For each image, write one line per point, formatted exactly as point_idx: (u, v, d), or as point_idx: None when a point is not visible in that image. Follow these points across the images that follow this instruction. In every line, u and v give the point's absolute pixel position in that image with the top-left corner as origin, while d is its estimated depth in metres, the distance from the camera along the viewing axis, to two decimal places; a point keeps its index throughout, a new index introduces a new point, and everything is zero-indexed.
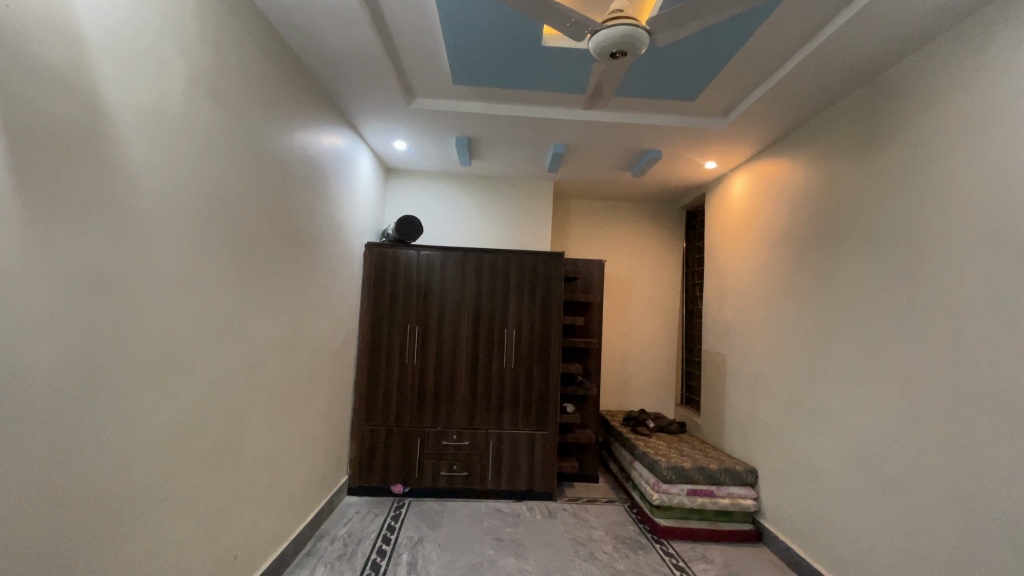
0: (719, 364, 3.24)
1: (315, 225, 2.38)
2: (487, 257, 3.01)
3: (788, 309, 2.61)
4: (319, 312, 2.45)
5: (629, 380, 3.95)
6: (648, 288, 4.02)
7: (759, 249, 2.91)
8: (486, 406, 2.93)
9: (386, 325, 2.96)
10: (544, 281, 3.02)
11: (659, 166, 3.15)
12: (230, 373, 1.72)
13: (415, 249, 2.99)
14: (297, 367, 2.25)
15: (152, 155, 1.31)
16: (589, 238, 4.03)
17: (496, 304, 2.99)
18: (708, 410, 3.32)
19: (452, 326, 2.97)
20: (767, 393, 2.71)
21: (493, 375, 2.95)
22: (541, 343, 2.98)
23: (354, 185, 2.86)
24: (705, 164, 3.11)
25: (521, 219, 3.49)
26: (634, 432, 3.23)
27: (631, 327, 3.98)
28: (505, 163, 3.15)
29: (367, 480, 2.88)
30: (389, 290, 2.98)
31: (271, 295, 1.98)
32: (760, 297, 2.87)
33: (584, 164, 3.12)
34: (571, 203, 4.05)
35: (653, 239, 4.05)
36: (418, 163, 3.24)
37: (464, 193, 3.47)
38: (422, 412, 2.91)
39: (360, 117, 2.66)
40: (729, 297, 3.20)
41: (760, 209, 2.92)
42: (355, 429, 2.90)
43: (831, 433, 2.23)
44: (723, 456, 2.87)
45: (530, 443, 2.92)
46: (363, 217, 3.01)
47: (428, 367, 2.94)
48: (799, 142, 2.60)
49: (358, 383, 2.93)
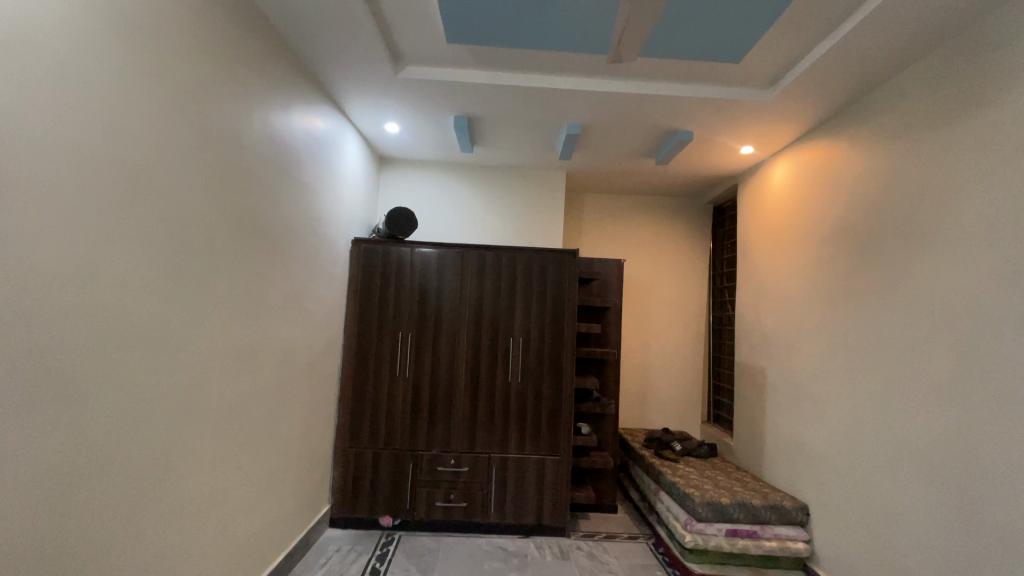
0: (756, 378, 2.84)
1: (284, 215, 2.03)
2: (490, 255, 2.63)
3: (845, 316, 2.21)
4: (290, 318, 2.09)
5: (650, 394, 3.55)
6: (671, 292, 3.62)
7: (807, 246, 2.50)
8: (489, 427, 2.54)
9: (375, 333, 2.59)
10: (555, 282, 2.63)
11: (687, 151, 2.76)
12: (157, 392, 1.37)
13: (410, 246, 2.63)
14: (260, 382, 1.90)
15: (7, 96, 0.95)
16: (606, 236, 3.63)
17: (500, 308, 2.61)
18: (744, 430, 2.90)
19: (451, 334, 2.60)
20: (819, 415, 2.30)
21: (498, 390, 2.56)
22: (552, 354, 2.59)
23: (339, 173, 2.50)
24: (741, 149, 2.72)
25: (529, 214, 3.11)
26: (659, 456, 2.82)
27: (653, 335, 3.59)
28: (511, 149, 2.78)
29: (352, 511, 2.51)
30: (380, 293, 2.61)
31: (219, 297, 1.63)
32: (808, 302, 2.46)
33: (600, 149, 2.74)
34: (585, 198, 3.66)
35: (676, 238, 3.65)
36: (415, 150, 2.89)
37: (466, 185, 3.10)
38: (416, 434, 2.53)
39: (344, 92, 2.30)
40: (768, 302, 2.80)
41: (808, 199, 2.51)
42: (338, 452, 2.53)
43: (903, 467, 1.82)
44: (765, 487, 2.45)
45: (539, 469, 2.52)
46: (350, 209, 2.65)
47: (422, 382, 2.56)
48: (857, 117, 2.21)
49: (342, 399, 2.56)
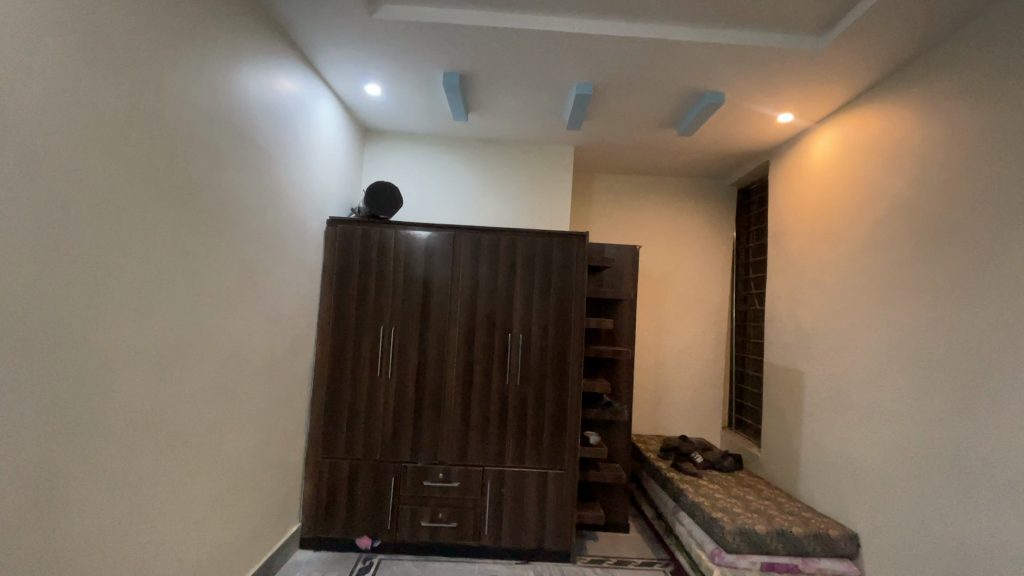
0: (789, 381, 2.49)
1: (233, 185, 1.69)
2: (487, 238, 2.28)
3: (904, 311, 1.85)
4: (242, 307, 1.76)
5: (664, 397, 3.21)
6: (690, 284, 3.26)
7: (857, 229, 2.13)
8: (483, 437, 2.21)
9: (353, 327, 2.25)
10: (561, 270, 2.27)
11: (714, 120, 2.40)
12: (33, 403, 1.03)
13: (394, 228, 2.28)
14: (201, 384, 1.57)
15: None
16: (618, 221, 3.28)
17: (497, 300, 2.26)
18: (775, 440, 2.56)
19: (440, 329, 2.25)
20: (871, 427, 1.95)
21: (493, 395, 2.23)
22: (556, 353, 2.25)
23: (310, 142, 2.16)
24: (779, 118, 2.35)
25: (531, 195, 2.76)
26: (678, 470, 2.47)
27: (669, 332, 3.24)
28: (511, 117, 2.42)
29: (326, 530, 2.19)
30: (359, 280, 2.27)
31: (134, 277, 1.29)
32: (857, 294, 2.10)
33: (614, 116, 2.38)
34: (596, 178, 3.30)
35: (696, 224, 3.29)
36: (403, 120, 2.54)
37: (461, 161, 2.75)
38: (399, 443, 2.20)
39: (314, 44, 1.96)
40: (805, 295, 2.44)
41: (859, 173, 2.14)
42: (311, 461, 2.21)
43: (984, 495, 1.48)
44: (803, 511, 2.10)
45: (540, 485, 2.19)
46: (325, 184, 2.31)
47: (407, 384, 2.23)
48: (924, 72, 1.83)
49: (315, 402, 2.23)
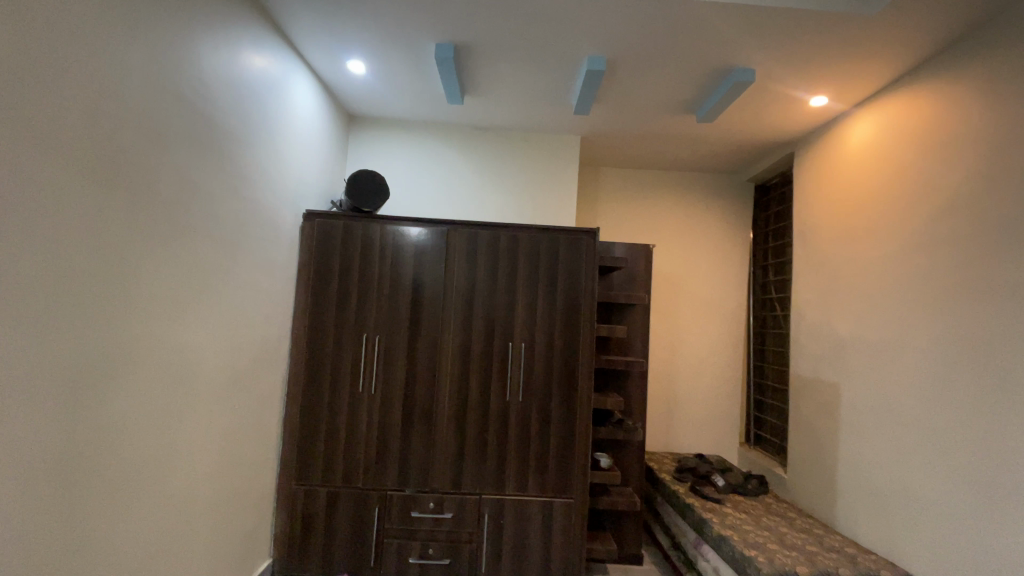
0: (821, 395, 2.24)
1: (185, 168, 1.42)
2: (485, 235, 2.02)
3: (963, 317, 1.60)
4: (193, 315, 1.47)
5: (677, 410, 2.96)
6: (704, 287, 3.02)
7: (901, 224, 1.89)
8: (479, 462, 1.94)
9: (332, 336, 1.98)
10: (568, 271, 2.02)
11: (740, 103, 2.16)
12: None
13: (380, 223, 2.02)
14: (137, 409, 1.28)
15: None
16: (627, 219, 3.02)
17: (497, 304, 2.00)
18: (804, 460, 2.30)
19: (431, 338, 1.99)
20: (923, 450, 1.70)
21: (492, 412, 1.96)
22: (563, 365, 1.99)
23: (282, 125, 1.89)
24: (811, 101, 2.11)
25: (533, 188, 2.51)
26: (697, 495, 2.21)
27: (682, 339, 2.99)
28: (513, 99, 2.17)
29: (300, 567, 1.91)
30: (339, 282, 2.00)
31: (38, 275, 1.00)
32: (903, 298, 1.85)
33: (627, 98, 2.13)
34: (602, 172, 3.05)
35: (710, 222, 3.04)
36: (391, 104, 2.29)
37: (456, 151, 2.49)
38: (384, 468, 1.93)
39: (286, 11, 1.70)
40: (839, 299, 2.19)
41: (903, 161, 1.90)
42: (283, 489, 1.93)
43: None
44: (847, 547, 1.85)
45: (545, 516, 1.92)
46: (301, 173, 2.04)
47: (394, 401, 1.96)
48: (986, 44, 1.59)
49: (289, 420, 1.95)
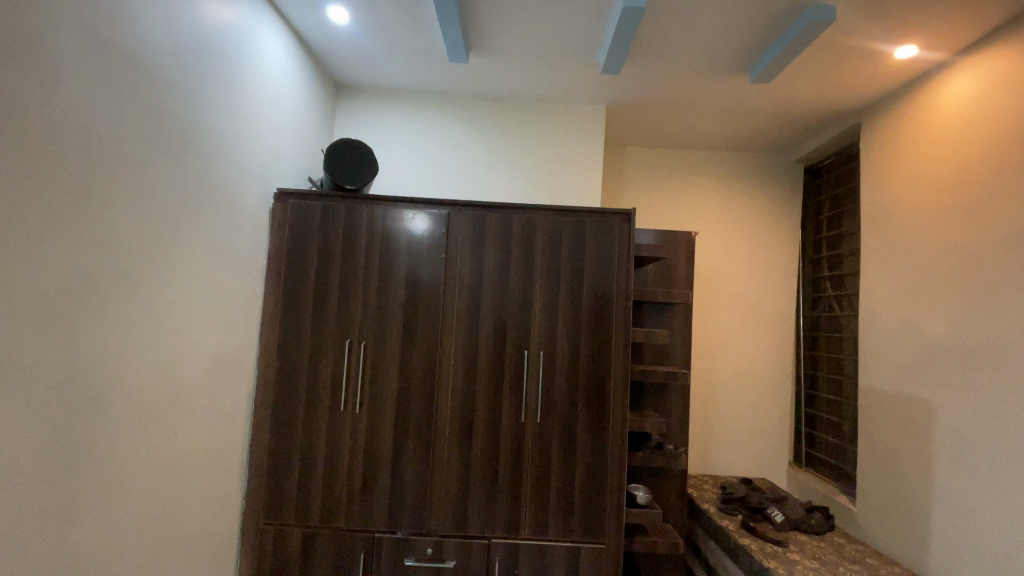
0: (903, 413, 1.84)
1: (105, 128, 1.08)
2: (495, 218, 1.66)
3: None
4: (115, 313, 1.11)
5: (715, 425, 2.57)
6: (746, 283, 2.63)
7: (1016, 199, 1.48)
8: (488, 499, 1.58)
9: (308, 342, 1.63)
10: (597, 263, 1.65)
11: (807, 58, 1.77)
12: None
13: (368, 204, 1.67)
14: (15, 443, 0.91)
15: None
16: (659, 206, 2.64)
17: (509, 303, 1.64)
18: (882, 491, 1.91)
19: (429, 346, 1.63)
20: None
21: (504, 437, 1.60)
22: (590, 378, 1.62)
23: (248, 84, 1.54)
24: (896, 54, 1.72)
25: (551, 167, 2.15)
26: (753, 535, 1.83)
27: (722, 344, 2.61)
28: (527, 54, 1.81)
29: None
30: (317, 275, 1.64)
31: None
32: (1021, 293, 1.44)
33: (667, 50, 1.76)
34: (628, 153, 2.68)
35: (753, 209, 2.66)
36: (384, 66, 1.94)
37: (460, 124, 2.14)
38: (372, 505, 1.58)
39: None
40: (925, 296, 1.79)
41: (1016, 121, 1.49)
42: (249, 529, 1.58)
43: None
44: None
45: (570, 566, 1.56)
46: (272, 146, 1.69)
47: (384, 423, 1.60)
48: None
49: (256, 445, 1.60)
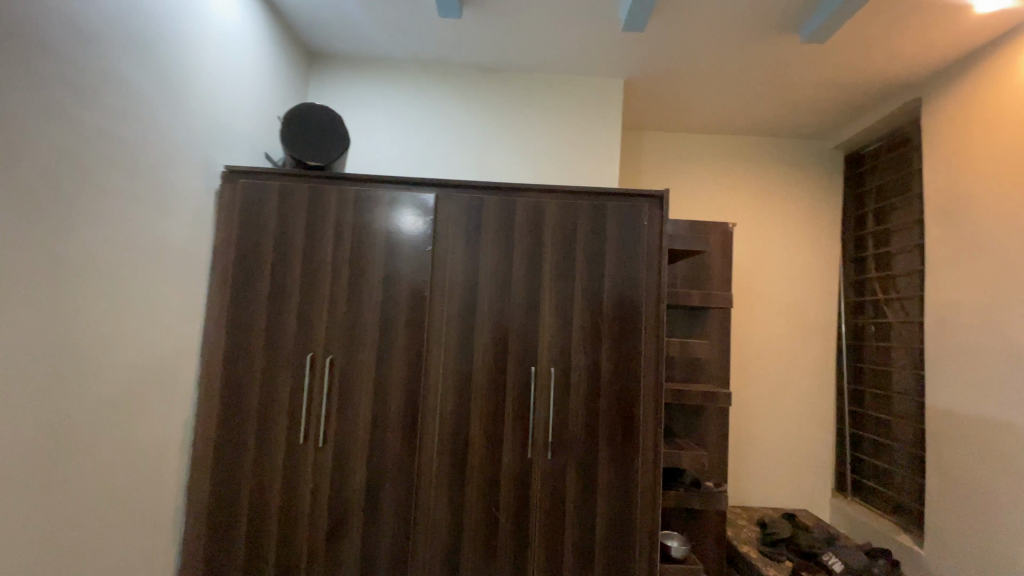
0: (987, 442, 1.52)
1: None
2: (495, 204, 1.35)
3: None
4: None
5: (746, 448, 2.25)
6: (781, 286, 2.31)
7: None
8: (486, 554, 1.26)
9: (262, 355, 1.31)
10: (622, 260, 1.34)
11: (871, 13, 1.46)
12: None
13: (338, 187, 1.36)
14: None
15: None
16: (680, 197, 2.33)
17: (513, 309, 1.33)
18: (960, 533, 1.59)
19: (412, 362, 1.31)
20: None
21: (505, 475, 1.28)
22: (614, 401, 1.30)
23: (188, 34, 1.22)
24: (978, 6, 1.42)
25: (560, 148, 1.84)
26: None
27: (754, 354, 2.29)
28: (533, 12, 1.50)
29: None
30: (275, 272, 1.33)
31: None
32: None
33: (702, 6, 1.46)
34: (646, 137, 2.38)
35: (787, 201, 2.35)
36: (363, 28, 1.64)
37: (454, 99, 1.84)
38: (340, 560, 1.26)
39: None
40: (1014, 299, 1.48)
41: None
42: None
43: None
44: None
45: None
46: (220, 115, 1.37)
47: (356, 458, 1.29)
48: None
49: (195, 485, 1.28)
